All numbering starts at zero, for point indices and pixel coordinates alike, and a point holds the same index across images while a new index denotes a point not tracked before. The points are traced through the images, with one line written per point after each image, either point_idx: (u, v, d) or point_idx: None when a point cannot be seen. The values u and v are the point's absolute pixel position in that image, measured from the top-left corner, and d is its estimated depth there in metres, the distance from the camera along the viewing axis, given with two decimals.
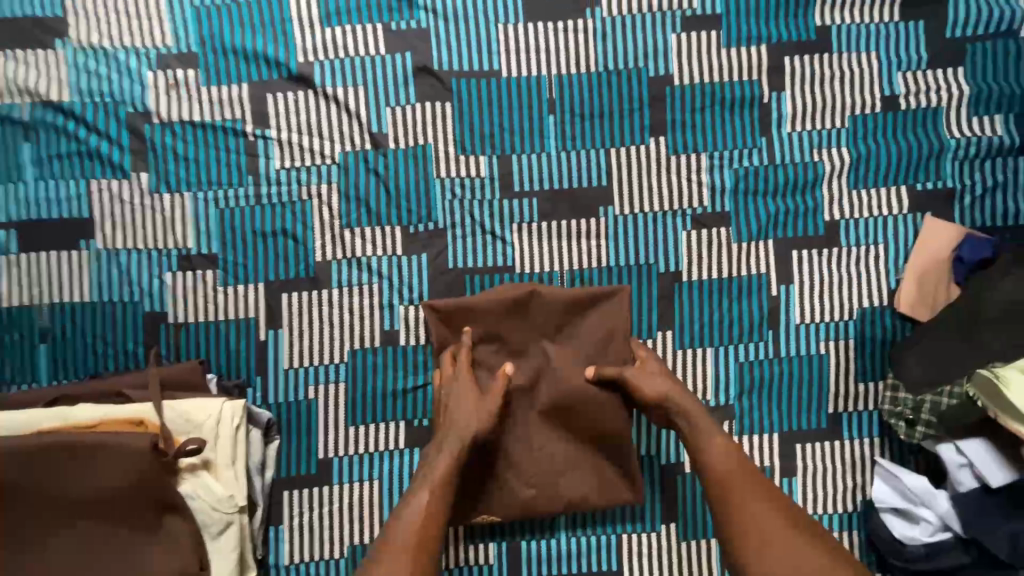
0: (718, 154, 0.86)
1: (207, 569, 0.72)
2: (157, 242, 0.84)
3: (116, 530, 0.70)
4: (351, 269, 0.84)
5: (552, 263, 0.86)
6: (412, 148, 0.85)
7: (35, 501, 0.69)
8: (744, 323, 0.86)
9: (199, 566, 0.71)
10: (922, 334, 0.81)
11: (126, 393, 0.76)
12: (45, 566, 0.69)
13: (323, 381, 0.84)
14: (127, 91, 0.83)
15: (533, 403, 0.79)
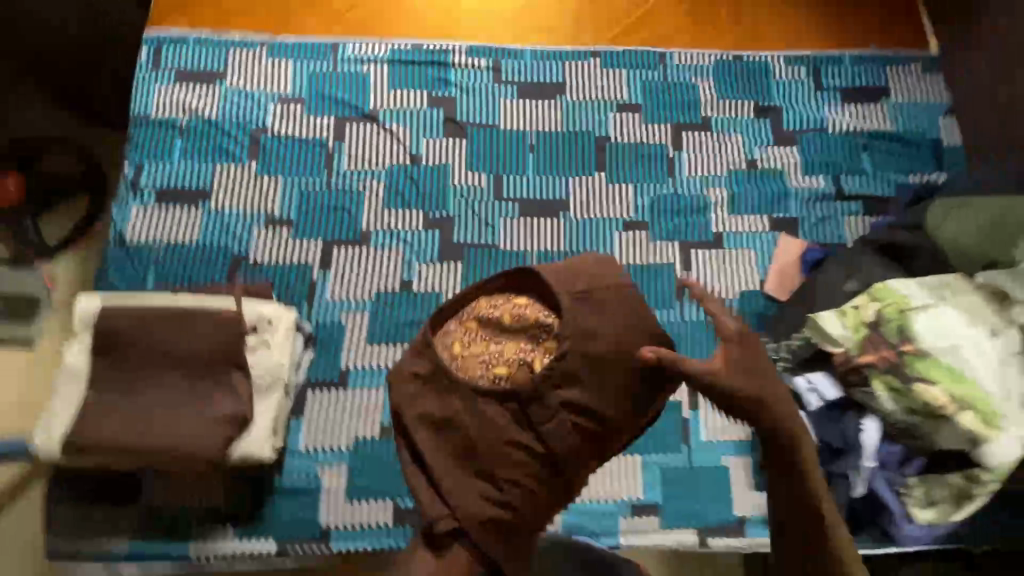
0: (641, 186, 1.28)
1: (253, 418, 0.97)
2: (253, 207, 1.20)
3: (196, 380, 0.97)
4: (385, 235, 1.20)
5: (526, 245, 1.23)
6: (437, 164, 1.26)
7: (142, 353, 0.96)
8: (659, 296, 1.21)
9: (248, 414, 0.96)
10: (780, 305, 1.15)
11: (215, 294, 1.06)
12: (141, 401, 0.95)
13: (353, 311, 1.15)
14: (254, 114, 1.26)
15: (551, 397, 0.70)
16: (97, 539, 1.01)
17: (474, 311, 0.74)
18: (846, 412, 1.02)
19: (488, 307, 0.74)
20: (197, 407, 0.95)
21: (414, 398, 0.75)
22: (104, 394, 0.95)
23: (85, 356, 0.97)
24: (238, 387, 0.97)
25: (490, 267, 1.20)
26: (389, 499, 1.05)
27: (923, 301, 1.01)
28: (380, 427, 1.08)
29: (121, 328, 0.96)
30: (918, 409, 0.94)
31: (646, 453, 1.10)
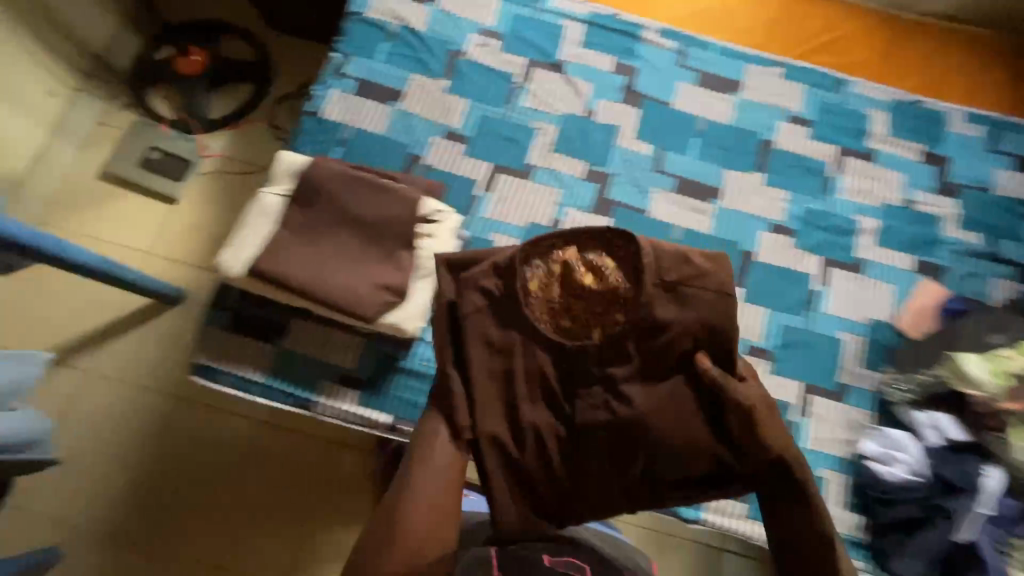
0: (795, 196, 1.31)
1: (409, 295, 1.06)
2: (437, 118, 1.29)
3: (367, 247, 1.05)
4: (548, 174, 1.26)
5: (675, 218, 1.26)
6: (608, 124, 1.32)
7: (329, 211, 1.05)
8: (793, 301, 1.21)
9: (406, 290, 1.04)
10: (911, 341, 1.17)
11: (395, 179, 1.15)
12: (318, 251, 1.04)
13: (504, 233, 1.21)
14: (456, 36, 1.35)
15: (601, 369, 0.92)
16: (236, 364, 1.10)
17: (563, 257, 0.94)
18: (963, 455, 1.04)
19: (582, 255, 0.93)
20: (366, 269, 1.03)
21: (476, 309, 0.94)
22: (288, 236, 1.04)
23: (280, 200, 1.07)
24: (404, 263, 1.05)
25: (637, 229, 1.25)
26: None
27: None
28: None
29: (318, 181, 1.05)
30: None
31: None
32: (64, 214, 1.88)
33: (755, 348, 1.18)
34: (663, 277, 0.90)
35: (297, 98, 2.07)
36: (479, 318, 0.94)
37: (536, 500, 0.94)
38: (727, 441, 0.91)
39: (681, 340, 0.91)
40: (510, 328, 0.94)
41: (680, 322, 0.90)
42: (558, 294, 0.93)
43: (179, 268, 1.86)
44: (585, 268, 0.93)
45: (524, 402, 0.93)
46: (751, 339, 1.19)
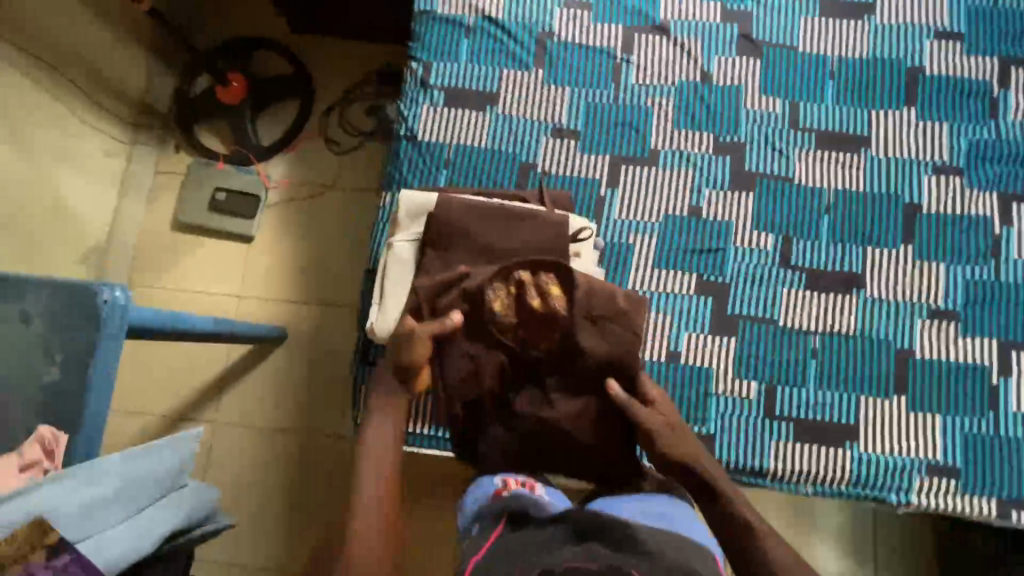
0: (957, 127, 1.15)
1: None
2: (541, 116, 1.17)
3: None
4: (675, 156, 1.15)
5: (823, 180, 1.14)
6: (730, 85, 1.17)
7: (470, 251, 0.99)
8: (972, 250, 1.10)
9: None
10: None
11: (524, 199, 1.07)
12: None
13: (642, 232, 1.12)
14: (542, 18, 1.20)
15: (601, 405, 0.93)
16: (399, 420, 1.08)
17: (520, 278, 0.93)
18: None
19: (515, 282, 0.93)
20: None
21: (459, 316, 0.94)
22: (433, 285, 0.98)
23: (411, 247, 1.01)
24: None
25: (784, 200, 1.13)
26: None
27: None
28: (668, 352, 1.08)
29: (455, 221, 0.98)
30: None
31: (948, 414, 1.04)
32: (149, 272, 1.86)
33: (939, 310, 1.08)
34: (591, 311, 0.91)
35: (345, 105, 1.95)
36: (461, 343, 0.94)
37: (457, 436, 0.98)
38: (615, 441, 0.94)
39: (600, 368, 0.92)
40: (489, 347, 0.94)
41: (598, 353, 0.91)
42: (501, 310, 0.93)
43: (273, 307, 1.84)
44: (534, 292, 0.93)
45: (440, 374, 0.94)
46: (933, 301, 1.08)
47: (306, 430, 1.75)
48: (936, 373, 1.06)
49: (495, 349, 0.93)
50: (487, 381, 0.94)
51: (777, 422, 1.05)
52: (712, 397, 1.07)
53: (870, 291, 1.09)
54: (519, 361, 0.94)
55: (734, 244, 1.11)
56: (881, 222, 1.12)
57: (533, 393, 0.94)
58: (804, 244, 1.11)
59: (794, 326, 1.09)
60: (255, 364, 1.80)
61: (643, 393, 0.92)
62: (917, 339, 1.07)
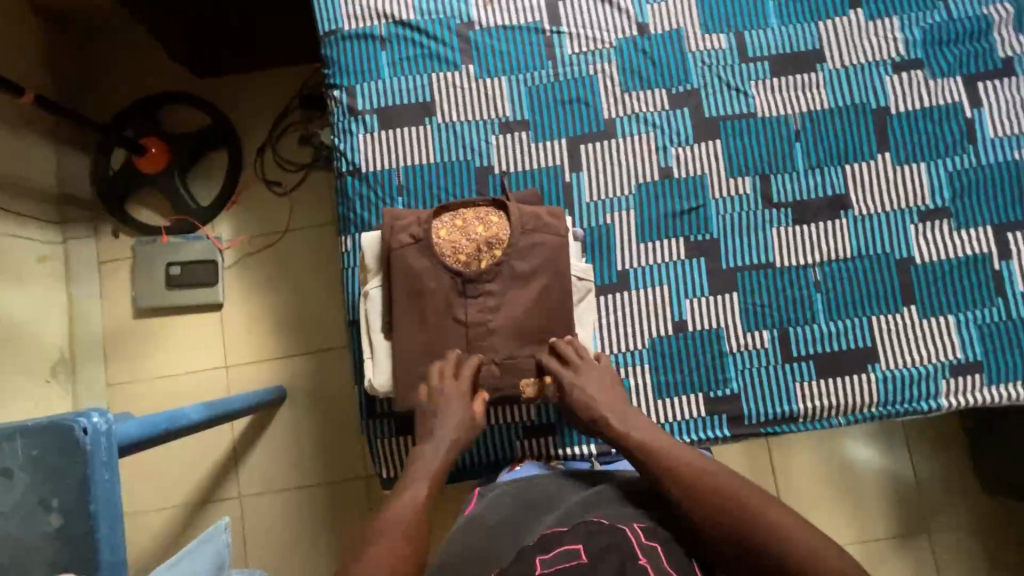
0: (908, 17, 1.10)
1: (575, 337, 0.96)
2: (484, 115, 1.09)
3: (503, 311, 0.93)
4: (632, 122, 1.08)
5: (786, 108, 1.08)
6: (669, 32, 1.11)
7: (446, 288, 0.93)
8: (947, 140, 1.07)
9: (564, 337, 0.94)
10: None
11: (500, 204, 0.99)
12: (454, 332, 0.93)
13: (617, 210, 1.06)
14: (456, 8, 1.11)
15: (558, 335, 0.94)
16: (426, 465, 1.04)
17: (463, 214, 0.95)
18: None
19: (455, 218, 0.94)
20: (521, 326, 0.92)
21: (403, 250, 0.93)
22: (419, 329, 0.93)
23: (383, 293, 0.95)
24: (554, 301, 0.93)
25: (752, 137, 1.08)
26: (698, 393, 1.03)
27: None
28: (673, 323, 1.04)
29: (426, 259, 0.92)
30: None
31: (958, 311, 1.03)
32: (125, 365, 1.77)
33: (929, 211, 1.05)
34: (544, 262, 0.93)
35: (275, 142, 1.83)
36: (404, 261, 0.93)
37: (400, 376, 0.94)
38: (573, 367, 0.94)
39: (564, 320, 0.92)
40: (431, 264, 0.92)
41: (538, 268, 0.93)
42: (447, 238, 0.93)
43: (264, 367, 1.78)
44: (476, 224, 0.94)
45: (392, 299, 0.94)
46: (923, 203, 1.06)
47: (333, 481, 1.71)
48: (938, 273, 1.04)
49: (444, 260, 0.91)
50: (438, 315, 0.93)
51: (796, 363, 1.03)
52: (728, 356, 1.04)
53: (859, 210, 1.06)
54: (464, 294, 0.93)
55: (713, 198, 1.07)
56: (853, 136, 1.08)
57: (475, 310, 0.93)
58: (782, 177, 1.07)
59: (791, 264, 1.05)
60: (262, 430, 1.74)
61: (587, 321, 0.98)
62: (914, 244, 1.05)
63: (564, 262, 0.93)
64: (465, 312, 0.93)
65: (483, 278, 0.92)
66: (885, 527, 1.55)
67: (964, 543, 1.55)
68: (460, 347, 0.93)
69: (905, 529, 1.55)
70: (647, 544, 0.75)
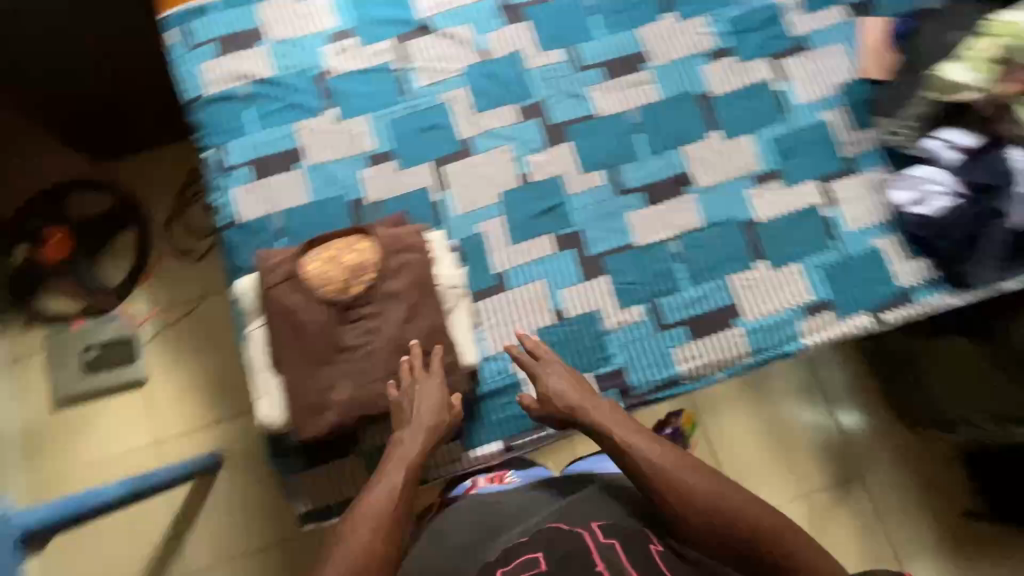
0: (715, 13, 1.25)
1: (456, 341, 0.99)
2: (351, 152, 1.17)
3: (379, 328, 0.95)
4: (488, 138, 1.18)
5: (623, 106, 1.21)
6: (508, 54, 1.22)
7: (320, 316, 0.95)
8: (764, 113, 1.20)
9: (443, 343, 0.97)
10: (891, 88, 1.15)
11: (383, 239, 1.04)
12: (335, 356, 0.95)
13: (487, 219, 1.15)
14: (312, 61, 1.20)
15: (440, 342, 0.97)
16: (344, 488, 1.07)
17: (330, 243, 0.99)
18: (978, 155, 1.06)
19: (323, 248, 0.98)
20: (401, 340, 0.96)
21: (276, 287, 0.96)
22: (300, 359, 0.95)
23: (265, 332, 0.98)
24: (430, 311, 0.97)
25: (598, 136, 1.19)
26: (586, 373, 1.10)
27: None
28: (553, 314, 1.12)
29: (299, 291, 0.96)
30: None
31: (801, 259, 1.14)
32: (51, 458, 1.71)
33: (762, 175, 1.18)
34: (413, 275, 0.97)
35: (183, 212, 1.86)
36: (277, 296, 0.96)
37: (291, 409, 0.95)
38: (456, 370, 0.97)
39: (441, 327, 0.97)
40: (304, 296, 0.96)
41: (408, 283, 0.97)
42: (316, 268, 0.97)
43: (195, 437, 1.74)
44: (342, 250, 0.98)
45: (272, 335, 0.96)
46: (754, 169, 1.18)
47: (280, 541, 1.67)
48: (780, 227, 1.15)
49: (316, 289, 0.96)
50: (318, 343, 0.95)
51: (670, 330, 1.11)
52: (608, 334, 1.11)
53: (700, 184, 1.17)
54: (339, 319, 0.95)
55: (571, 194, 1.16)
56: (685, 120, 1.20)
57: (354, 333, 0.96)
58: (630, 166, 1.18)
59: (650, 242, 1.15)
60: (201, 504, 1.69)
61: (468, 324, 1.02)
62: (756, 206, 1.16)
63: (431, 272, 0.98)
64: (344, 334, 0.95)
65: (359, 302, 0.96)
66: (822, 480, 1.59)
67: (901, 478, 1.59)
68: (346, 375, 0.95)
69: (841, 480, 1.59)
70: (604, 544, 0.78)
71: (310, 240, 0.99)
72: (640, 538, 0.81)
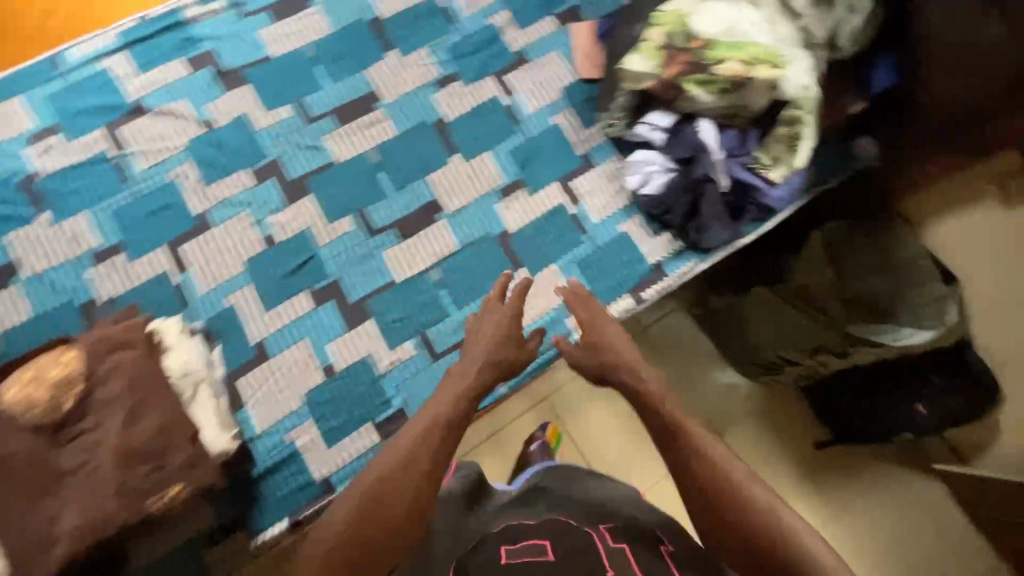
0: (434, 44, 1.29)
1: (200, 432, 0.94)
2: (74, 252, 1.09)
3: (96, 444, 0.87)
4: (224, 207, 1.14)
5: (361, 148, 1.21)
6: (234, 120, 1.20)
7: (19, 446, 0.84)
8: (498, 128, 1.25)
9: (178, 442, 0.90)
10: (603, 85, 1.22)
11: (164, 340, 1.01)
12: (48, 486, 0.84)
13: (236, 290, 1.10)
14: (13, 166, 1.12)
15: (174, 441, 0.90)
16: None
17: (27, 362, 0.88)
18: (681, 129, 1.13)
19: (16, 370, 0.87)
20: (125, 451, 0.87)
21: None
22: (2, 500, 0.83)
23: None
24: (159, 409, 0.90)
25: (341, 183, 1.18)
26: (366, 424, 1.07)
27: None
28: (323, 371, 1.08)
29: None
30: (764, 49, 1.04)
31: (558, 259, 1.19)
32: None
33: (506, 188, 1.21)
34: (131, 376, 0.90)
35: None
36: None
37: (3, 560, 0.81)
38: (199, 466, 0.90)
39: (176, 422, 0.91)
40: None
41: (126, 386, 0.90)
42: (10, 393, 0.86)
43: None
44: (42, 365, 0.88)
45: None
46: (498, 182, 1.21)
47: None
48: (531, 234, 1.20)
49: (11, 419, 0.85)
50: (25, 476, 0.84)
51: (444, 358, 1.11)
52: (383, 378, 1.09)
53: (449, 208, 1.19)
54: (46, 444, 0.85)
55: (322, 246, 1.14)
56: (423, 150, 1.22)
57: (72, 453, 0.87)
58: (377, 205, 1.18)
59: (411, 275, 1.15)
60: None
61: (215, 409, 0.98)
62: (506, 219, 1.20)
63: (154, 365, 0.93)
64: (56, 459, 0.86)
65: (71, 418, 0.87)
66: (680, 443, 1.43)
67: (756, 430, 1.63)
68: (66, 503, 0.84)
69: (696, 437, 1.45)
70: (612, 546, 0.76)
71: (12, 361, 0.90)
72: (650, 541, 0.80)
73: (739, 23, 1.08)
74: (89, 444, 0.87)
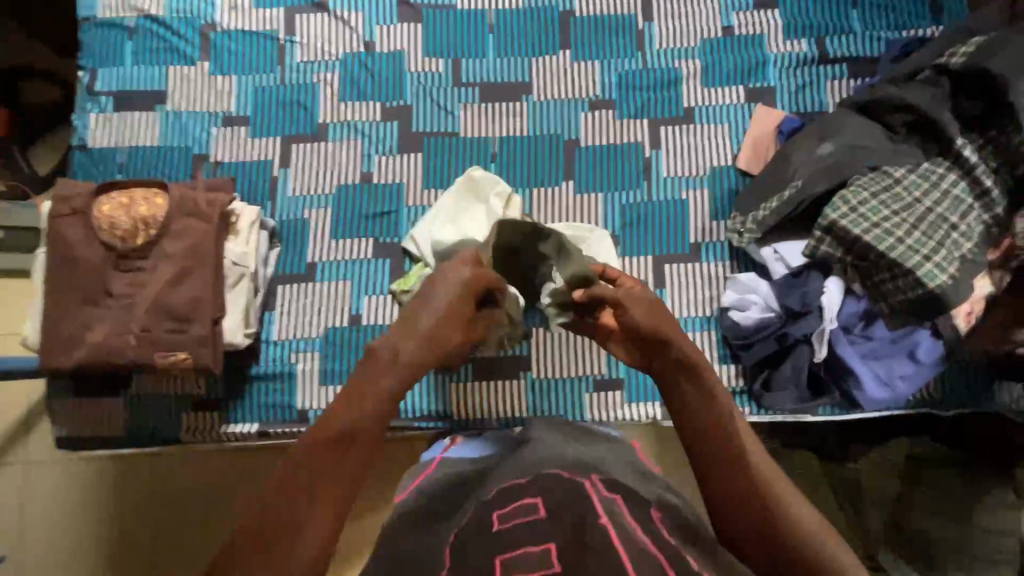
0: (607, 62, 1.20)
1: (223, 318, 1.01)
2: (207, 104, 1.19)
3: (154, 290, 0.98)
4: (344, 129, 1.18)
5: (489, 130, 1.19)
6: (391, 52, 1.20)
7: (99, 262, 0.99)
8: (624, 174, 1.16)
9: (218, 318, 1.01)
10: (751, 185, 1.08)
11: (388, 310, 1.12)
12: (108, 309, 0.98)
13: (317, 206, 1.16)
14: (200, 8, 1.21)
15: (177, 305, 0.98)
16: (92, 427, 1.08)
17: (135, 191, 1.02)
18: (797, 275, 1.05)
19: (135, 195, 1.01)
20: (154, 310, 0.98)
21: (61, 219, 0.99)
22: (88, 301, 0.99)
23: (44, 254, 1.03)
24: (191, 292, 0.98)
25: (448, 156, 1.18)
26: None
27: (952, 131, 0.96)
28: (349, 316, 1.12)
29: (76, 236, 0.99)
30: (898, 229, 0.95)
31: None
32: None
33: None
34: (199, 226, 1.01)
35: None
36: (62, 225, 0.99)
37: (55, 338, 0.98)
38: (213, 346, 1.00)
39: (200, 293, 0.99)
40: (86, 236, 0.99)
41: (183, 247, 0.99)
42: (108, 212, 1.00)
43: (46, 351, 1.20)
44: (141, 202, 1.00)
45: (69, 251, 0.99)
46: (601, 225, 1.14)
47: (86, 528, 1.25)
48: None
49: (93, 238, 0.99)
50: (105, 262, 0.99)
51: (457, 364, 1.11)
52: None
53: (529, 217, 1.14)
54: (114, 257, 0.99)
55: (405, 205, 1.16)
56: (543, 160, 1.17)
57: (123, 283, 0.99)
58: None
59: None
60: (24, 433, 1.29)
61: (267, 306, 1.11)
62: (311, 249, 1.14)
63: (212, 244, 1.00)
64: (109, 290, 0.99)
65: (136, 253, 0.99)
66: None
67: None
68: (106, 317, 0.98)
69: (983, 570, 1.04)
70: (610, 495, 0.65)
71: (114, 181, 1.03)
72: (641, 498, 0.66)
73: (898, 185, 0.98)
74: (153, 261, 0.99)
